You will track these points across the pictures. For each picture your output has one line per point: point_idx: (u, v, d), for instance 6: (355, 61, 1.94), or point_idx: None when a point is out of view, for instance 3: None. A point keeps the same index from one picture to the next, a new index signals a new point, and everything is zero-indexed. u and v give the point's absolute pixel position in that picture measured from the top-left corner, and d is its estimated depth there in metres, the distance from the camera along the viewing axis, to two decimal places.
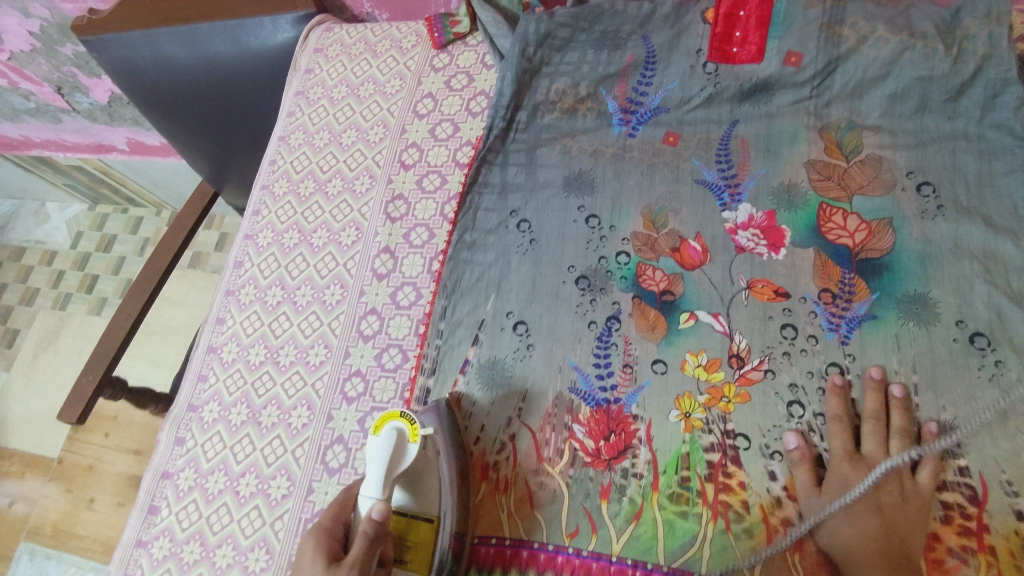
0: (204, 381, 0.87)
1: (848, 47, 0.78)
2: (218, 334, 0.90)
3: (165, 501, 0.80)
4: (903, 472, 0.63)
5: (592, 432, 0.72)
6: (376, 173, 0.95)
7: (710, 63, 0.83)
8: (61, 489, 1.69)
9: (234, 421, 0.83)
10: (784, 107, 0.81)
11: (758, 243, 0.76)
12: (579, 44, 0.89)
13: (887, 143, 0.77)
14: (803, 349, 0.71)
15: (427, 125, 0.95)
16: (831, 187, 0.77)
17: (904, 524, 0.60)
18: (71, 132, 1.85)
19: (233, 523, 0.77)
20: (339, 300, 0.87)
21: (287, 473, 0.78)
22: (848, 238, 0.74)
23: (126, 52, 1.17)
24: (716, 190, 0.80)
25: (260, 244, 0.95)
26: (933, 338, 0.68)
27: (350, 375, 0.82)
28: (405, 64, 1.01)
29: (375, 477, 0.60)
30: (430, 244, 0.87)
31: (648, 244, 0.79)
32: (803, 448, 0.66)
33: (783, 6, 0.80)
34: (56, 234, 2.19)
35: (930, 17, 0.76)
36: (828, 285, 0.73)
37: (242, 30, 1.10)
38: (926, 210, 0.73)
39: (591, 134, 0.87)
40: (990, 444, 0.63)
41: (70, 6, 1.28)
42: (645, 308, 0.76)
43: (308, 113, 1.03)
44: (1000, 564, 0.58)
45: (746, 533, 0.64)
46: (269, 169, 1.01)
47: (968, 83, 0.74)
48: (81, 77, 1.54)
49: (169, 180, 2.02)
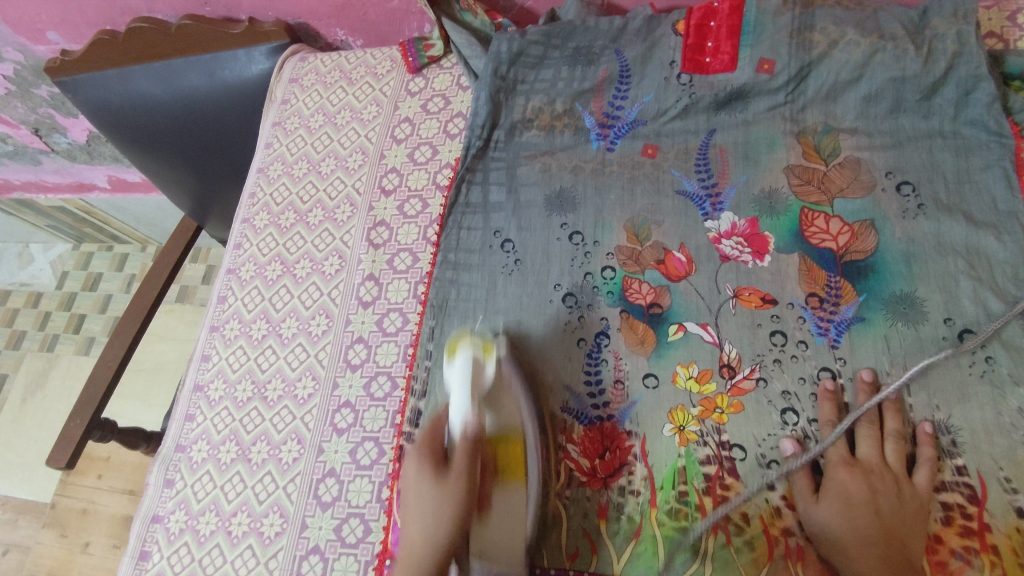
0: (192, 421, 0.86)
1: (819, 52, 0.78)
2: (204, 372, 0.89)
3: (156, 546, 0.79)
4: (900, 474, 0.62)
5: (586, 451, 0.71)
6: (357, 200, 0.94)
7: (684, 74, 0.83)
8: (55, 535, 1.66)
9: (224, 460, 0.82)
10: (760, 114, 0.81)
11: (742, 251, 0.76)
12: (553, 61, 0.89)
13: (864, 145, 0.77)
14: (793, 355, 0.70)
15: (406, 149, 0.95)
16: (811, 191, 0.77)
17: (902, 527, 0.59)
18: (51, 172, 1.84)
19: (227, 564, 0.75)
20: (325, 330, 0.86)
21: (280, 509, 0.77)
22: (832, 242, 0.74)
23: (101, 92, 1.17)
24: (697, 200, 0.80)
25: (242, 277, 0.94)
26: (922, 337, 0.68)
27: (339, 406, 0.81)
28: (381, 90, 1.01)
29: (460, 398, 0.67)
30: (415, 268, 0.87)
31: (633, 258, 0.79)
32: (799, 454, 0.65)
33: (752, 16, 0.80)
34: (41, 276, 2.17)
35: (899, 19, 0.76)
36: (815, 290, 0.72)
37: (216, 63, 1.11)
38: (907, 210, 0.73)
39: (570, 151, 0.87)
40: (985, 442, 0.62)
41: (42, 48, 1.28)
42: (633, 323, 0.76)
43: (285, 143, 1.03)
44: (1003, 563, 0.58)
45: (747, 546, 0.64)
46: (249, 201, 1.00)
47: (941, 81, 0.75)
48: (58, 118, 1.53)
49: (153, 215, 2.01)
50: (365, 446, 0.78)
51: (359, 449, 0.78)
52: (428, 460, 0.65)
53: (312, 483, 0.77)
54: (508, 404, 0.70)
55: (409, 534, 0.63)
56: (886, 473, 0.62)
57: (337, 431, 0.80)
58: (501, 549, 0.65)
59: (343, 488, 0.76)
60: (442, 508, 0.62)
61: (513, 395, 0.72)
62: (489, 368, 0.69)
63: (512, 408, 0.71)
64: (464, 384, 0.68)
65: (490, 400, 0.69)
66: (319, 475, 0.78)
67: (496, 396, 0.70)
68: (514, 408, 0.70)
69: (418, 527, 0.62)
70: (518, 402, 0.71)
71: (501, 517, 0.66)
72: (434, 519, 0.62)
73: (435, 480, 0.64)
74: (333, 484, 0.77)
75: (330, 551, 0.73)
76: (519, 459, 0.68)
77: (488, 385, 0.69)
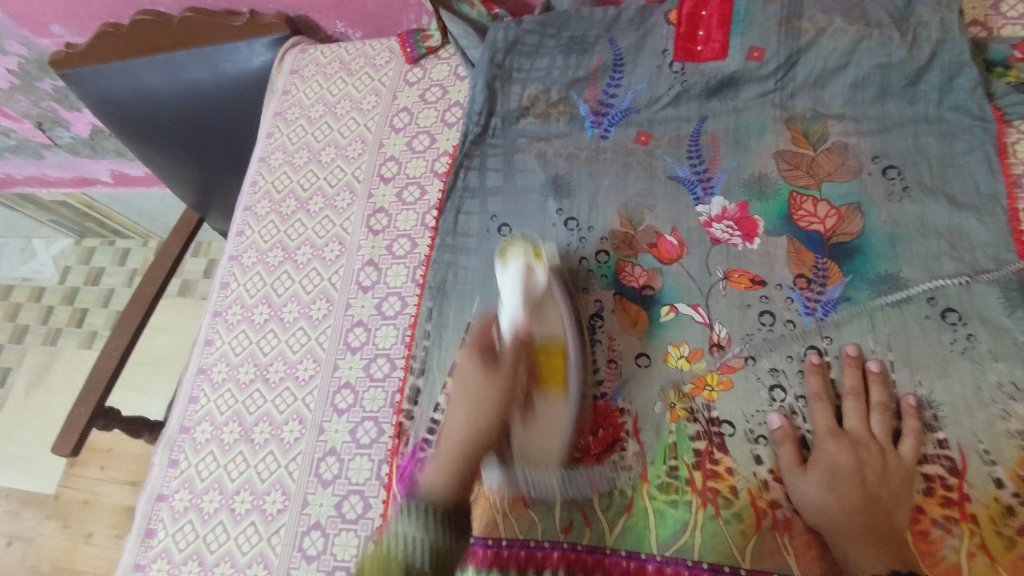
0: (196, 403, 0.88)
1: (807, 40, 0.80)
2: (207, 355, 0.90)
3: (161, 524, 0.81)
4: (885, 445, 0.64)
5: (581, 427, 0.72)
6: (357, 187, 0.96)
7: (676, 63, 0.85)
8: (59, 525, 1.68)
9: (227, 440, 0.84)
10: (750, 101, 0.83)
11: (732, 234, 0.78)
12: (548, 50, 0.91)
13: (851, 130, 0.79)
14: (782, 333, 0.72)
15: (404, 138, 0.97)
16: (800, 176, 0.79)
17: (887, 496, 0.61)
18: (53, 167, 1.86)
19: (230, 541, 0.77)
20: (325, 314, 0.88)
21: (282, 487, 0.79)
22: (819, 224, 0.76)
23: (104, 84, 1.19)
24: (689, 185, 0.82)
25: (244, 264, 0.96)
26: (906, 315, 0.69)
27: (339, 388, 0.83)
28: (380, 80, 1.03)
29: (511, 302, 0.73)
30: (413, 253, 0.88)
31: (626, 241, 0.81)
32: (786, 428, 0.67)
33: (743, 5, 0.82)
34: (44, 270, 2.19)
35: (885, 7, 0.78)
36: (803, 271, 0.74)
37: (218, 55, 1.13)
38: (892, 193, 0.75)
39: (564, 139, 0.89)
40: (965, 415, 0.64)
41: (46, 42, 1.29)
42: (626, 304, 0.78)
43: (286, 133, 1.05)
44: (982, 531, 0.60)
45: (736, 518, 0.65)
46: (251, 190, 1.02)
47: (925, 68, 0.76)
48: (61, 111, 1.55)
49: (154, 209, 2.03)
50: (365, 425, 0.80)
51: (359, 428, 0.80)
52: (479, 354, 0.73)
53: (313, 461, 0.79)
54: (551, 312, 0.74)
55: (453, 420, 0.70)
56: (872, 444, 0.64)
57: (338, 412, 0.82)
58: (546, 455, 0.70)
59: (344, 466, 0.78)
60: (483, 396, 0.70)
61: (554, 304, 0.75)
62: (540, 276, 0.73)
63: (554, 318, 0.74)
64: (515, 287, 0.73)
65: (535, 306, 0.74)
66: (319, 453, 0.80)
67: (542, 318, 0.74)
68: (556, 316, 0.74)
69: (460, 427, 0.69)
70: (558, 313, 0.75)
71: (547, 418, 0.71)
72: (472, 410, 0.69)
73: (484, 376, 0.71)
74: (333, 462, 0.79)
75: (331, 527, 0.75)
76: (559, 368, 0.73)
77: (539, 293, 0.74)
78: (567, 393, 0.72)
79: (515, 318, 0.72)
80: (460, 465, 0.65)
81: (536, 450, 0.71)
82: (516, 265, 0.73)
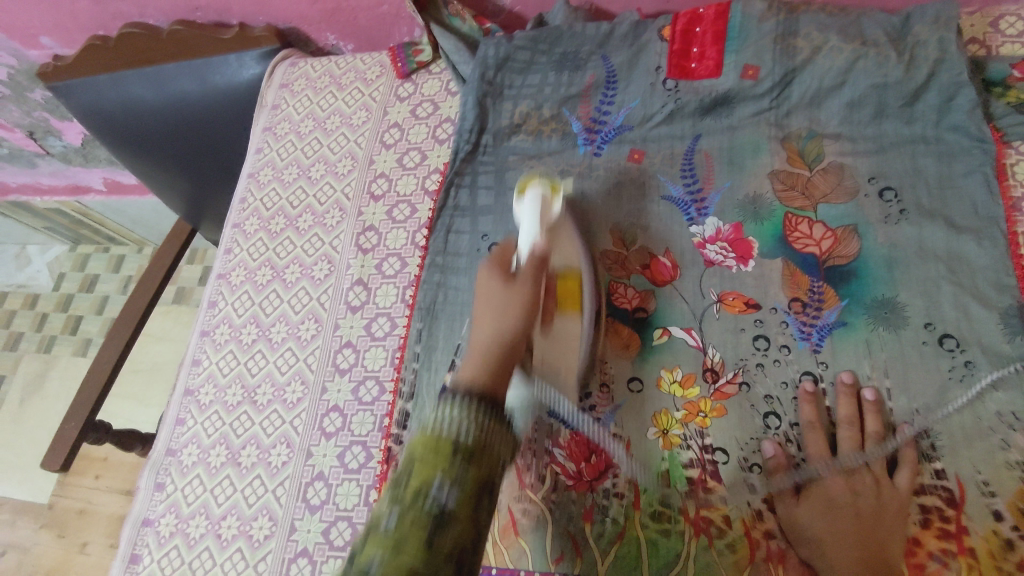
0: (182, 425, 0.86)
1: (803, 58, 0.78)
2: (195, 376, 0.89)
3: (147, 549, 0.79)
4: (879, 475, 0.64)
5: (572, 455, 0.71)
6: (346, 205, 0.94)
7: (670, 80, 0.84)
8: (53, 536, 1.67)
9: (214, 464, 0.82)
10: (745, 119, 0.82)
11: (727, 256, 0.77)
12: (541, 67, 0.90)
13: (847, 150, 0.78)
14: (776, 359, 0.71)
15: (395, 154, 0.96)
16: (795, 196, 0.77)
17: (882, 527, 0.60)
18: (47, 175, 1.85)
19: (216, 568, 0.76)
20: (314, 335, 0.87)
21: (269, 513, 0.77)
22: (815, 247, 0.74)
23: (92, 97, 1.18)
24: (683, 205, 0.81)
25: (232, 282, 0.94)
26: (903, 342, 0.68)
27: (328, 411, 0.82)
28: (371, 95, 1.02)
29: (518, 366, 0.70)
30: (403, 273, 0.87)
31: (619, 262, 0.80)
32: (780, 457, 0.66)
33: (737, 22, 0.81)
34: (38, 278, 2.18)
35: (882, 25, 0.77)
36: (798, 294, 0.73)
37: (208, 68, 1.11)
38: (889, 215, 0.74)
39: (557, 156, 0.87)
40: (963, 446, 0.63)
41: (35, 53, 1.28)
42: (618, 327, 0.76)
43: (276, 148, 1.03)
44: (980, 565, 0.59)
45: (729, 549, 0.64)
46: (240, 206, 1.00)
47: (923, 87, 0.75)
48: (53, 121, 1.54)
49: (149, 217, 2.01)
50: (354, 450, 0.79)
51: (347, 453, 0.79)
52: (499, 269, 0.69)
53: (301, 486, 0.78)
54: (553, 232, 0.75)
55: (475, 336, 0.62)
56: (865, 474, 0.64)
57: (326, 435, 0.80)
58: (560, 370, 0.72)
59: (332, 492, 0.77)
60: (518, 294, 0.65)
61: (569, 240, 0.77)
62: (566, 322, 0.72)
63: (567, 248, 0.77)
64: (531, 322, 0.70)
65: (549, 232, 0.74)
66: (307, 478, 0.78)
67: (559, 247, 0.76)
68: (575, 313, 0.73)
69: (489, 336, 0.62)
70: (574, 246, 0.77)
71: (560, 335, 0.72)
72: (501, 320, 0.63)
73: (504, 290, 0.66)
74: (321, 488, 0.77)
75: (318, 555, 0.74)
76: (574, 293, 0.74)
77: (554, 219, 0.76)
78: (581, 315, 0.73)
79: (537, 239, 0.71)
80: (494, 363, 0.58)
81: (548, 360, 0.71)
82: (531, 202, 0.74)
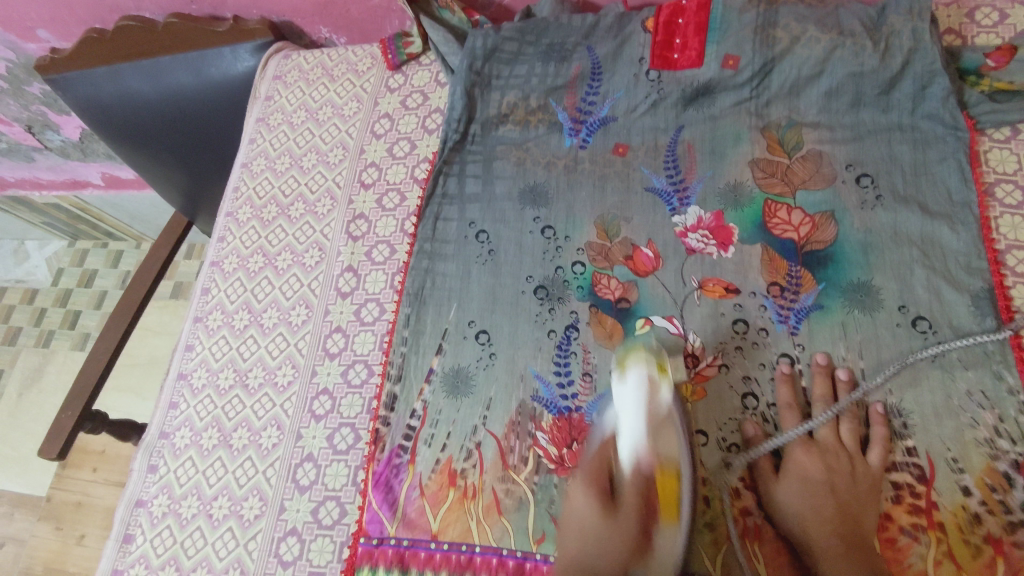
0: (175, 408, 0.88)
1: (782, 48, 0.80)
2: (188, 361, 0.91)
3: (140, 529, 0.81)
4: (854, 453, 0.66)
5: (555, 440, 0.73)
6: (337, 194, 0.96)
7: (652, 71, 0.85)
8: (51, 527, 1.69)
9: (206, 446, 0.84)
10: (726, 109, 0.84)
11: (708, 243, 0.78)
12: (527, 57, 0.92)
13: (826, 138, 0.79)
14: (754, 342, 0.72)
15: (385, 144, 0.97)
16: (775, 183, 0.79)
17: (856, 504, 0.63)
18: (45, 170, 1.87)
19: (208, 546, 0.77)
20: (304, 320, 0.88)
21: (259, 493, 0.79)
22: (793, 232, 0.76)
23: (90, 90, 1.19)
24: (666, 196, 0.82)
25: (225, 269, 0.96)
26: (877, 323, 0.70)
27: (317, 394, 0.83)
28: (361, 86, 1.03)
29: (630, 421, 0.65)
30: (392, 259, 0.89)
31: (603, 253, 0.81)
32: (761, 437, 0.68)
33: (719, 13, 0.82)
34: (36, 272, 2.19)
35: (858, 15, 0.79)
36: (776, 279, 0.74)
37: (203, 62, 1.12)
38: (866, 201, 0.75)
39: (544, 145, 0.89)
40: (933, 423, 0.65)
41: (32, 46, 1.30)
42: (602, 317, 0.78)
43: (268, 139, 1.05)
44: (949, 540, 0.60)
45: (708, 527, 0.66)
46: (232, 196, 1.02)
47: (898, 77, 0.77)
48: (50, 115, 1.55)
49: (146, 212, 2.03)
50: (342, 431, 0.81)
51: (336, 434, 0.81)
52: None
53: (290, 467, 0.80)
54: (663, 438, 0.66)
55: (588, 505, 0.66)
56: (840, 452, 0.66)
57: (315, 418, 0.82)
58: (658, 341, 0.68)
59: (321, 472, 0.79)
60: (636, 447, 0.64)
61: None
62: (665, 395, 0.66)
63: None
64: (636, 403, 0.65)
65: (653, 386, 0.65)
66: (297, 459, 0.80)
67: None
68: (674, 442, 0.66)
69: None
70: None
71: (654, 407, 0.65)
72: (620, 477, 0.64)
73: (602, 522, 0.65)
74: (311, 468, 0.79)
75: (307, 532, 0.76)
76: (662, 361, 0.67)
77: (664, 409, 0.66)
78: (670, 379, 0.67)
79: None
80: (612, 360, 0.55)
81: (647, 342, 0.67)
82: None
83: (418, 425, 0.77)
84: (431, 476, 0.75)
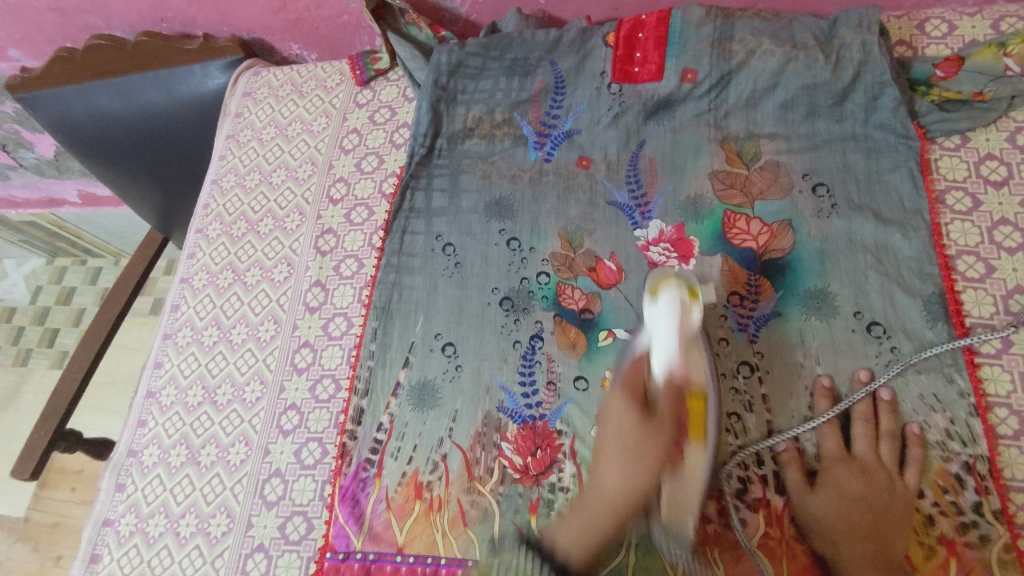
0: (144, 426, 0.88)
1: (738, 61, 0.82)
2: (156, 378, 0.91)
3: (107, 549, 0.80)
4: (892, 471, 0.64)
5: (520, 449, 0.74)
6: (306, 209, 0.96)
7: (614, 84, 0.87)
8: (28, 548, 1.66)
9: (174, 463, 0.84)
10: (687, 121, 0.85)
11: (669, 257, 0.79)
12: (492, 72, 0.93)
13: (782, 149, 0.81)
14: (715, 351, 0.72)
15: (353, 159, 0.98)
16: (734, 194, 0.80)
17: (895, 529, 0.60)
18: (22, 188, 1.87)
19: (175, 564, 0.77)
20: (273, 335, 0.89)
21: (227, 510, 0.79)
22: (752, 242, 0.77)
23: (60, 108, 1.19)
24: (627, 211, 0.83)
25: (195, 286, 0.96)
26: (834, 330, 0.71)
27: (285, 409, 0.83)
28: (330, 102, 1.04)
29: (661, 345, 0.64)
30: (359, 274, 0.89)
31: (566, 264, 0.82)
32: (793, 450, 0.67)
33: (678, 27, 0.84)
34: (14, 290, 2.17)
35: (811, 29, 0.81)
36: (737, 289, 0.75)
37: (173, 78, 1.14)
38: (822, 209, 0.76)
39: (508, 158, 0.90)
40: (887, 426, 0.66)
41: (3, 65, 1.30)
42: (566, 326, 0.79)
43: (238, 155, 1.05)
44: None
45: None
46: (202, 212, 1.02)
47: (850, 88, 0.79)
48: (24, 133, 1.55)
49: (124, 229, 2.02)
50: (310, 446, 0.81)
51: (303, 450, 0.81)
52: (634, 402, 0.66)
53: (258, 483, 0.80)
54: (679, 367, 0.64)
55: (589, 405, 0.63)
56: (880, 469, 0.64)
57: (283, 433, 0.82)
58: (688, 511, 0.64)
59: (288, 487, 0.79)
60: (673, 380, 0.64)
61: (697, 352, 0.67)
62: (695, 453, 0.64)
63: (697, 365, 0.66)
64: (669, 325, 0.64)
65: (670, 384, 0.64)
66: (264, 475, 0.80)
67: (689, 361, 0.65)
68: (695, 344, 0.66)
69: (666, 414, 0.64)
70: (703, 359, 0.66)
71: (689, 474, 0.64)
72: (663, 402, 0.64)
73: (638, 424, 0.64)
74: (278, 484, 0.79)
75: (274, 548, 0.76)
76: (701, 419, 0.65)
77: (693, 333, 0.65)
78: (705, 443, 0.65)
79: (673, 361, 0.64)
80: None
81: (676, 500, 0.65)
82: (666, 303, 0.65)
83: (384, 438, 0.77)
84: (397, 489, 0.75)
